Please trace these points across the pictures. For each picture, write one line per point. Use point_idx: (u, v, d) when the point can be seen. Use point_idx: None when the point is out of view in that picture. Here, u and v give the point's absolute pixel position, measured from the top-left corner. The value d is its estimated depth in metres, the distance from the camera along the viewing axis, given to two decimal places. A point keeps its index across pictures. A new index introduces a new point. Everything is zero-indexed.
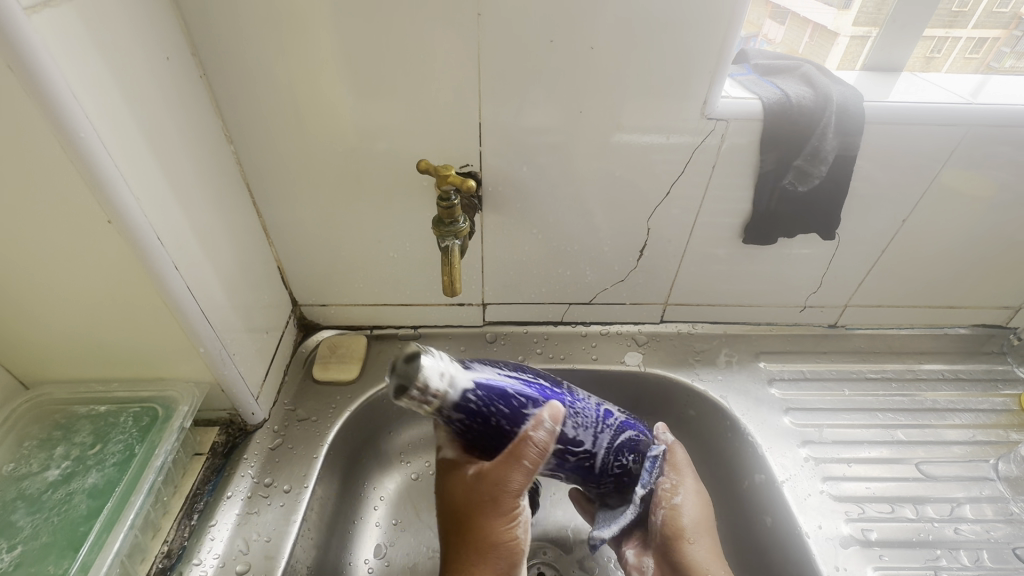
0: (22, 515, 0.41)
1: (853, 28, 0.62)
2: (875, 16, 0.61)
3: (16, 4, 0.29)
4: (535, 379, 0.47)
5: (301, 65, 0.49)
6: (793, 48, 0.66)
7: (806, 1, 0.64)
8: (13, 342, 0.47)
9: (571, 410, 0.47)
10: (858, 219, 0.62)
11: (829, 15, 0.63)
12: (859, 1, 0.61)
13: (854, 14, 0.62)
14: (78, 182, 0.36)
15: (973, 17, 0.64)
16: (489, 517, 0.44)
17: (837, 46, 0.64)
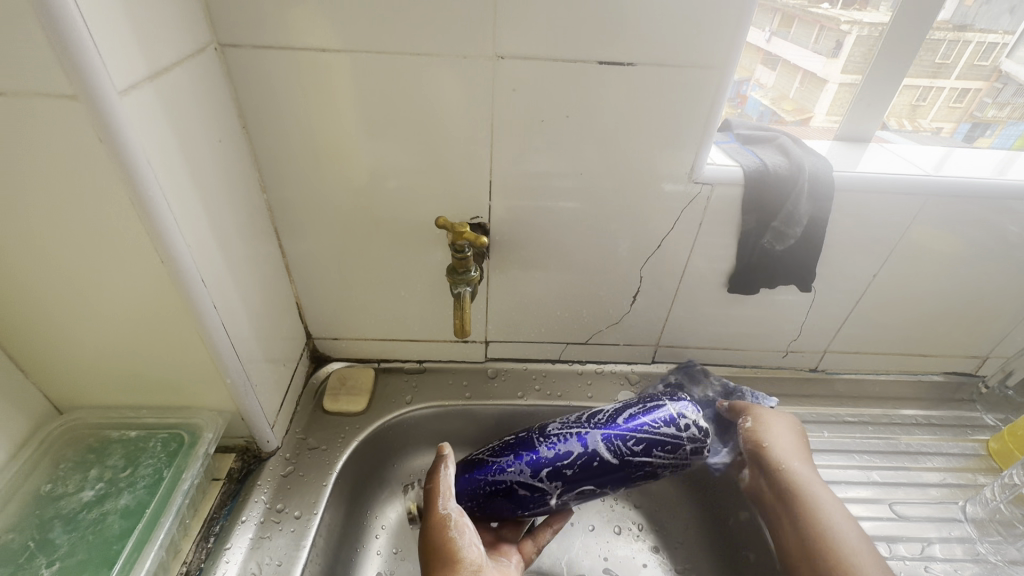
0: (59, 533, 0.45)
1: (842, 75, 0.67)
2: (861, 65, 0.65)
3: (114, 89, 0.34)
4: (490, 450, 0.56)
5: (335, 126, 0.55)
6: (784, 92, 0.71)
7: (799, 50, 0.67)
8: (55, 369, 0.50)
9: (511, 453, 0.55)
10: (833, 272, 0.68)
11: (818, 63, 0.67)
12: (848, 50, 0.65)
13: (842, 62, 0.66)
14: (141, 233, 0.41)
15: (955, 69, 0.68)
16: (432, 547, 0.48)
17: (826, 92, 0.69)
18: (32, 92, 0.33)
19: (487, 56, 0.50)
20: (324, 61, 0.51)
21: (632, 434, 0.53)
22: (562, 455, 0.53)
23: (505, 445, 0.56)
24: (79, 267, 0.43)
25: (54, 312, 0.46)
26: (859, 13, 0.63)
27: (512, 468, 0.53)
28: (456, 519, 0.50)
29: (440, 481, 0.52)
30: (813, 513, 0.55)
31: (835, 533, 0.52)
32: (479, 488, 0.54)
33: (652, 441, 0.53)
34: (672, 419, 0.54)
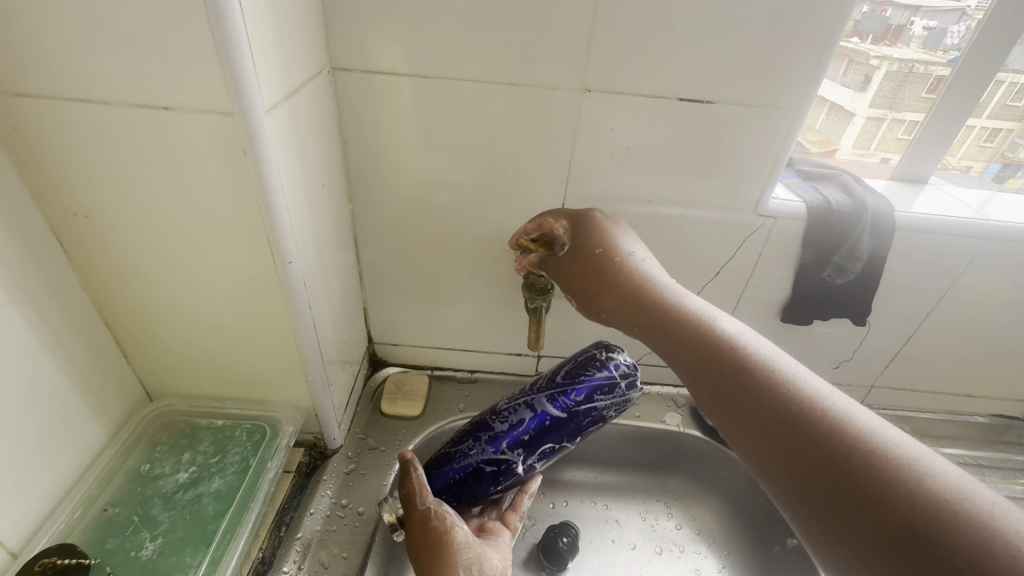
0: (160, 510, 0.50)
1: (870, 109, 0.70)
2: (889, 99, 0.69)
3: (263, 109, 0.39)
4: (452, 443, 0.58)
5: (424, 145, 0.59)
6: (811, 123, 0.71)
7: (832, 87, 0.68)
8: (156, 356, 0.55)
9: (470, 446, 0.56)
10: (887, 308, 0.69)
11: (847, 97, 0.69)
12: (875, 86, 0.68)
13: (870, 96, 0.69)
14: (263, 236, 0.45)
15: (988, 109, 0.68)
16: (428, 555, 0.48)
17: (853, 125, 0.72)
18: (197, 108, 0.38)
19: (574, 89, 0.55)
20: (423, 86, 0.55)
21: (574, 387, 0.56)
22: (516, 427, 0.55)
23: (461, 436, 0.58)
24: (198, 264, 0.48)
25: (170, 305, 0.51)
26: (890, 48, 0.66)
27: (474, 449, 0.55)
28: (438, 509, 0.51)
29: (415, 483, 0.53)
30: (706, 325, 0.46)
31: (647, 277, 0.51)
32: (450, 478, 0.55)
33: (593, 391, 0.56)
34: (602, 362, 0.57)
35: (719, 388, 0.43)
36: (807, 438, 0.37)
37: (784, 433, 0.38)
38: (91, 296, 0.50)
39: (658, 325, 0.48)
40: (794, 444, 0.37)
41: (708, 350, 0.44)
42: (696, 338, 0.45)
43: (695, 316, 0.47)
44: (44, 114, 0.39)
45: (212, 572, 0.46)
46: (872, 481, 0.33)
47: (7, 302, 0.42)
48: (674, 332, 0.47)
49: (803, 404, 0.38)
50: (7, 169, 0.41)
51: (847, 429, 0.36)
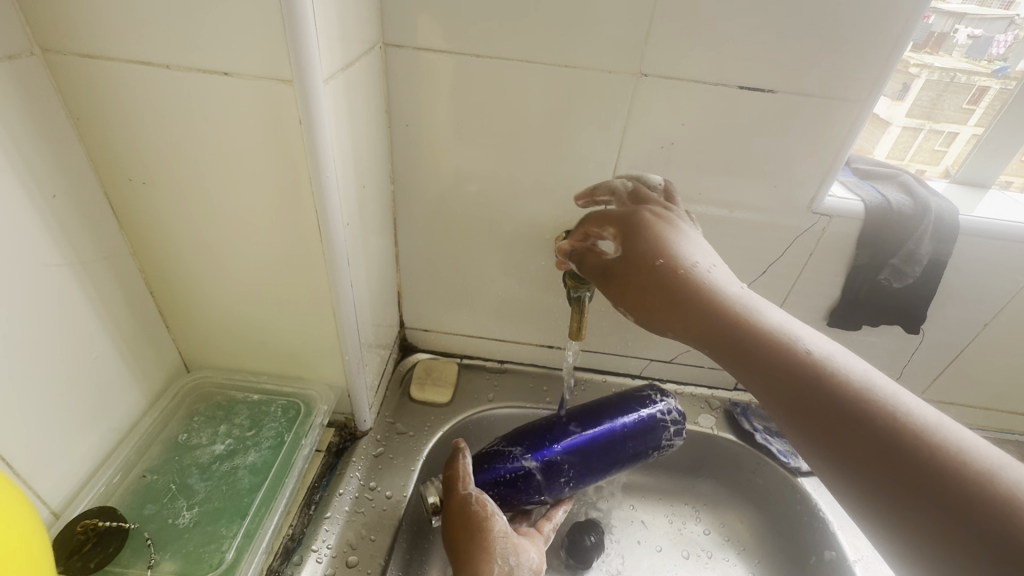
0: (197, 480, 0.50)
1: (906, 119, 0.67)
2: (927, 110, 0.66)
3: (321, 81, 0.39)
4: (509, 443, 0.57)
5: (470, 127, 0.58)
6: None
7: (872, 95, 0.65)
8: (197, 328, 0.55)
9: (530, 448, 0.56)
10: (942, 318, 0.66)
11: (884, 105, 0.66)
12: (914, 95, 0.65)
13: (908, 105, 0.66)
14: (312, 210, 0.45)
15: None
16: (464, 538, 0.49)
17: (888, 134, 0.69)
18: (256, 75, 0.38)
19: (629, 74, 0.53)
20: (474, 65, 0.54)
21: (635, 418, 0.59)
22: (571, 443, 0.57)
23: (518, 438, 0.57)
24: (244, 235, 0.47)
25: (214, 276, 0.51)
26: (931, 57, 0.63)
27: (534, 454, 0.55)
28: (479, 497, 0.52)
29: (460, 469, 0.54)
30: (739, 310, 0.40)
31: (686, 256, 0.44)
32: (503, 474, 0.54)
33: (637, 430, 0.58)
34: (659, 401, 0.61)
35: (781, 393, 0.37)
36: (901, 445, 0.32)
37: (861, 438, 0.33)
38: (137, 262, 0.50)
39: (700, 324, 0.41)
40: (869, 446, 0.33)
41: (753, 348, 0.39)
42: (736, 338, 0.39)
43: (738, 306, 0.41)
44: (105, 76, 0.39)
45: (247, 545, 0.46)
46: (951, 478, 0.30)
47: (59, 262, 0.42)
48: (718, 328, 0.40)
49: (867, 400, 0.34)
50: (66, 129, 0.41)
51: (919, 429, 0.32)
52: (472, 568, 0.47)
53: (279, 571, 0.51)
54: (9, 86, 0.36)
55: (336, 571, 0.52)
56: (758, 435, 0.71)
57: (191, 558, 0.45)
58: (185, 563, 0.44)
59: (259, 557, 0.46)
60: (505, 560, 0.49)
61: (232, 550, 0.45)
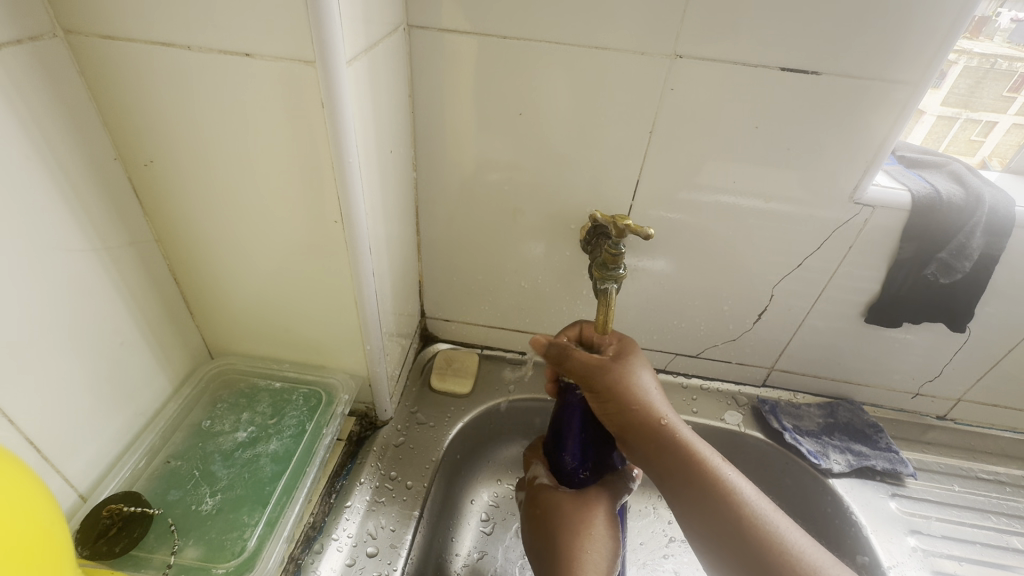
0: (220, 466, 0.50)
1: (941, 107, 0.63)
2: (965, 98, 0.62)
3: (343, 60, 0.37)
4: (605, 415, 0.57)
5: (494, 112, 0.56)
6: None
7: None
8: (220, 315, 0.55)
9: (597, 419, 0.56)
10: (990, 315, 0.62)
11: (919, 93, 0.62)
12: (950, 82, 0.61)
13: (944, 93, 0.61)
14: (333, 195, 0.44)
15: None
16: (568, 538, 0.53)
17: (921, 123, 0.65)
18: (278, 56, 0.37)
19: (663, 55, 0.51)
20: (502, 48, 0.52)
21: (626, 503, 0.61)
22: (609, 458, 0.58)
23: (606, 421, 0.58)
24: (267, 220, 0.47)
25: (236, 261, 0.50)
26: (970, 41, 0.59)
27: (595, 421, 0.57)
28: (593, 512, 0.55)
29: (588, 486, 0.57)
30: (675, 430, 0.50)
31: (646, 398, 0.51)
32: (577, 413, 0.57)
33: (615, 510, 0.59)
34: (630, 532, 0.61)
35: (677, 488, 0.48)
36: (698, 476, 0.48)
37: (684, 466, 0.48)
38: (161, 249, 0.50)
39: (640, 417, 0.50)
40: (690, 482, 0.48)
41: (670, 457, 0.49)
42: (652, 447, 0.50)
43: (655, 410, 0.50)
44: (128, 59, 0.39)
45: (269, 534, 0.46)
46: (698, 487, 0.47)
47: (84, 249, 0.42)
48: (641, 435, 0.50)
49: (712, 478, 0.47)
50: (91, 113, 0.41)
51: (706, 469, 0.48)
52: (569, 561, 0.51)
53: (301, 559, 0.51)
54: (33, 68, 0.36)
55: (356, 560, 0.52)
56: (787, 434, 0.68)
57: (214, 545, 0.45)
58: (207, 550, 0.44)
59: (282, 545, 0.46)
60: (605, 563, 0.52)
61: (255, 537, 0.45)
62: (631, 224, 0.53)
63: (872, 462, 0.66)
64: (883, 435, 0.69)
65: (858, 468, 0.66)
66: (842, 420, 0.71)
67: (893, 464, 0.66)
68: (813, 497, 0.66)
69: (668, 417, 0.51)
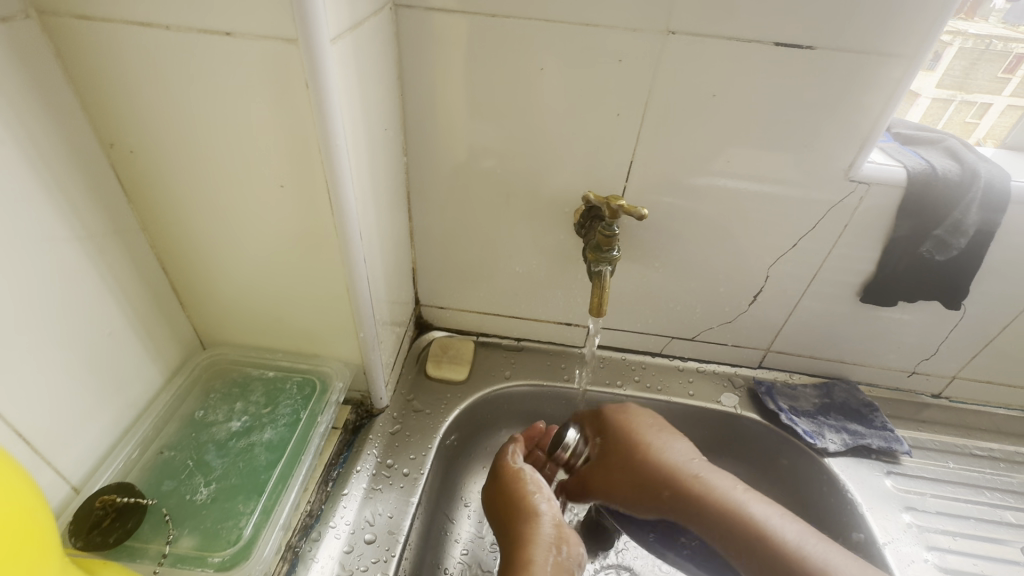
0: (214, 456, 0.50)
1: (936, 90, 0.62)
2: (959, 81, 0.62)
3: (327, 39, 0.36)
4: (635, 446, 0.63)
5: (484, 94, 0.55)
6: None
7: None
8: (211, 304, 0.54)
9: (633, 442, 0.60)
10: (986, 292, 0.62)
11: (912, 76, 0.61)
12: (945, 64, 0.60)
13: (938, 75, 0.61)
14: (321, 179, 0.43)
15: None
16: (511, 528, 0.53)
17: (916, 106, 0.64)
18: (259, 35, 0.36)
19: (656, 31, 0.49)
20: (491, 28, 0.51)
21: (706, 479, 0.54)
22: None
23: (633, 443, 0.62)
24: (255, 207, 0.46)
25: (224, 248, 0.50)
26: (966, 22, 0.59)
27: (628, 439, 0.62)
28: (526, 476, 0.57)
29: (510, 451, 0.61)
30: (711, 484, 0.57)
31: (671, 461, 0.59)
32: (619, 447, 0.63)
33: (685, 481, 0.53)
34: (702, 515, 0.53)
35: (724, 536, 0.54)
36: (741, 519, 0.54)
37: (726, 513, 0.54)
38: (148, 237, 0.49)
39: (671, 480, 0.58)
40: (735, 536, 0.54)
41: (710, 510, 0.55)
42: (693, 506, 0.56)
43: (684, 470, 0.58)
44: (106, 41, 0.38)
45: (264, 522, 0.46)
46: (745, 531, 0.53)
47: (68, 239, 0.41)
48: (675, 493, 0.57)
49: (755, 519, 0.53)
50: (69, 98, 0.40)
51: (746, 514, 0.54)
52: (518, 547, 0.50)
53: (299, 547, 0.51)
54: (7, 51, 0.35)
55: (354, 547, 0.52)
56: (783, 414, 0.68)
57: (210, 535, 0.44)
58: (203, 539, 0.44)
59: (278, 533, 0.46)
60: (554, 545, 0.50)
61: (250, 526, 0.45)
62: (624, 205, 0.53)
63: (868, 440, 0.66)
64: (878, 414, 0.70)
65: (854, 447, 0.66)
66: (839, 400, 0.71)
67: (889, 442, 0.66)
68: (808, 477, 0.67)
69: (698, 476, 0.57)
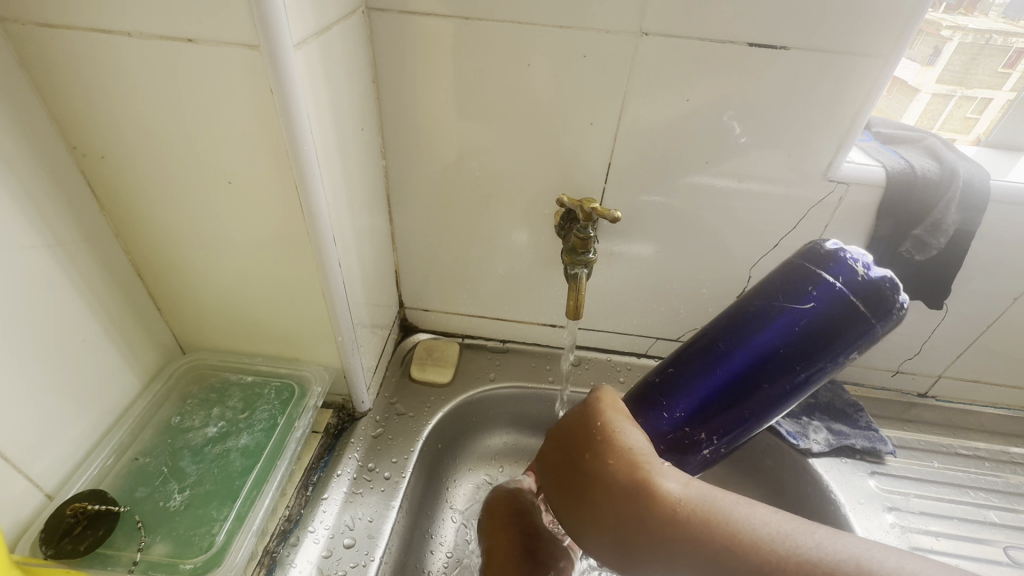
0: (189, 462, 0.50)
1: (937, 85, 0.62)
2: (960, 76, 0.61)
3: (290, 44, 0.36)
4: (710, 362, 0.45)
5: (461, 97, 0.55)
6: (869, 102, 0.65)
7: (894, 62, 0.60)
8: (188, 310, 0.54)
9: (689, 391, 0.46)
10: (969, 290, 0.62)
11: (913, 71, 0.61)
12: (945, 59, 0.60)
13: (938, 71, 0.61)
14: (291, 184, 0.43)
15: None
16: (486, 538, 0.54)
17: (916, 101, 0.64)
18: (221, 41, 0.36)
19: (629, 33, 0.49)
20: (466, 30, 0.51)
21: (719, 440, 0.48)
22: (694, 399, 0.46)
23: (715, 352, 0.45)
24: (226, 213, 0.46)
25: (197, 254, 0.49)
26: (968, 17, 0.59)
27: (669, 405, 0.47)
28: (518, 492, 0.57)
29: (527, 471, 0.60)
30: (665, 488, 0.36)
31: (618, 449, 0.40)
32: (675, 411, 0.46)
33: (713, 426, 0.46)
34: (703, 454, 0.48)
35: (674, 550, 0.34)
36: (684, 511, 0.35)
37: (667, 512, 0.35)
38: (122, 244, 0.49)
39: (600, 472, 0.39)
40: (696, 554, 0.33)
41: (659, 515, 0.35)
42: (640, 520, 0.36)
43: (625, 466, 0.38)
44: (69, 49, 0.37)
45: (237, 528, 0.46)
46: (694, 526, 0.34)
47: (38, 246, 0.41)
48: (630, 504, 0.37)
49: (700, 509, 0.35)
50: (36, 106, 0.40)
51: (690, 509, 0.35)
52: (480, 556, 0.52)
53: (277, 552, 0.50)
54: None
55: (333, 552, 0.52)
56: None
57: (183, 541, 0.44)
58: (176, 546, 0.44)
59: (251, 538, 0.46)
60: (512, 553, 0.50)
61: (223, 532, 0.45)
62: (599, 207, 0.53)
63: (852, 440, 0.66)
64: (863, 414, 0.69)
65: (837, 447, 0.66)
66: (825, 401, 0.71)
67: (872, 442, 0.66)
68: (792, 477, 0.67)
69: (644, 467, 0.38)
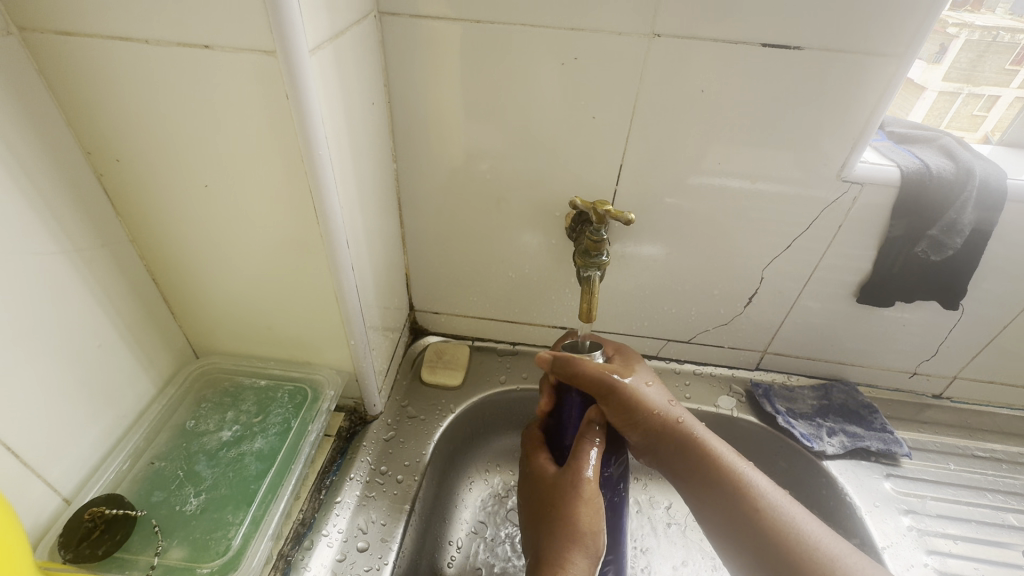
0: (204, 466, 0.50)
1: (943, 83, 0.61)
2: (966, 73, 0.60)
3: (305, 49, 0.36)
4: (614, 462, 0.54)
5: (472, 100, 0.55)
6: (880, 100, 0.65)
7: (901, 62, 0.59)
8: (201, 314, 0.55)
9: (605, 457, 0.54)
10: (985, 291, 0.61)
11: (918, 70, 0.60)
12: (951, 57, 0.59)
13: (945, 69, 0.60)
14: (304, 189, 0.43)
15: None
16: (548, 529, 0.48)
17: (922, 100, 0.63)
18: (237, 47, 0.36)
19: (641, 35, 0.49)
20: (477, 34, 0.51)
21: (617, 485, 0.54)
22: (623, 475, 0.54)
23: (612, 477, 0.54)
24: (240, 217, 0.46)
25: (212, 258, 0.50)
26: (974, 14, 0.58)
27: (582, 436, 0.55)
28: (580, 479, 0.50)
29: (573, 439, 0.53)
30: (735, 471, 0.50)
31: (688, 428, 0.52)
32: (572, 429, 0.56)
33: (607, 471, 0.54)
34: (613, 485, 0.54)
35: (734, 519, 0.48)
36: (751, 501, 0.48)
37: (737, 498, 0.48)
38: (137, 249, 0.49)
39: (683, 443, 0.51)
40: (756, 530, 0.46)
41: (728, 486, 0.49)
42: (716, 489, 0.49)
43: (702, 443, 0.51)
44: (87, 57, 0.38)
45: (253, 532, 0.46)
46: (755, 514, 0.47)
47: (54, 252, 0.41)
48: (701, 469, 0.50)
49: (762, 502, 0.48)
50: (52, 113, 0.40)
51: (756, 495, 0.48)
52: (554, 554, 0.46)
53: (291, 556, 0.51)
54: None
55: (347, 556, 0.52)
56: (780, 417, 0.67)
57: (199, 545, 0.45)
58: (192, 550, 0.44)
59: (267, 543, 0.46)
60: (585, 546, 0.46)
61: (239, 536, 0.45)
62: (612, 210, 0.53)
63: (866, 443, 0.65)
64: (877, 416, 0.69)
65: (852, 449, 0.65)
66: (839, 403, 0.70)
67: (888, 444, 0.66)
68: (807, 479, 0.66)
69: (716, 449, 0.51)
